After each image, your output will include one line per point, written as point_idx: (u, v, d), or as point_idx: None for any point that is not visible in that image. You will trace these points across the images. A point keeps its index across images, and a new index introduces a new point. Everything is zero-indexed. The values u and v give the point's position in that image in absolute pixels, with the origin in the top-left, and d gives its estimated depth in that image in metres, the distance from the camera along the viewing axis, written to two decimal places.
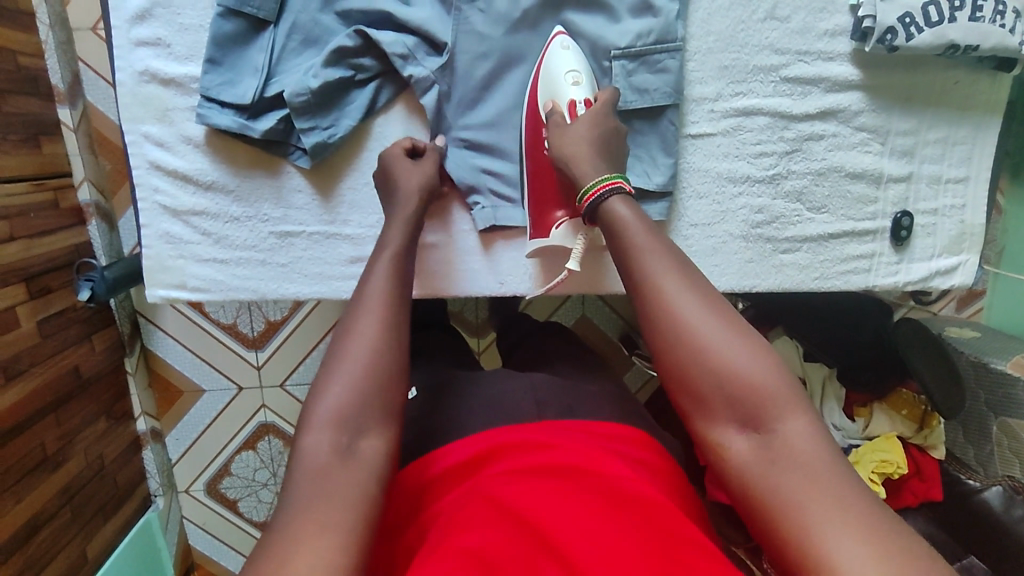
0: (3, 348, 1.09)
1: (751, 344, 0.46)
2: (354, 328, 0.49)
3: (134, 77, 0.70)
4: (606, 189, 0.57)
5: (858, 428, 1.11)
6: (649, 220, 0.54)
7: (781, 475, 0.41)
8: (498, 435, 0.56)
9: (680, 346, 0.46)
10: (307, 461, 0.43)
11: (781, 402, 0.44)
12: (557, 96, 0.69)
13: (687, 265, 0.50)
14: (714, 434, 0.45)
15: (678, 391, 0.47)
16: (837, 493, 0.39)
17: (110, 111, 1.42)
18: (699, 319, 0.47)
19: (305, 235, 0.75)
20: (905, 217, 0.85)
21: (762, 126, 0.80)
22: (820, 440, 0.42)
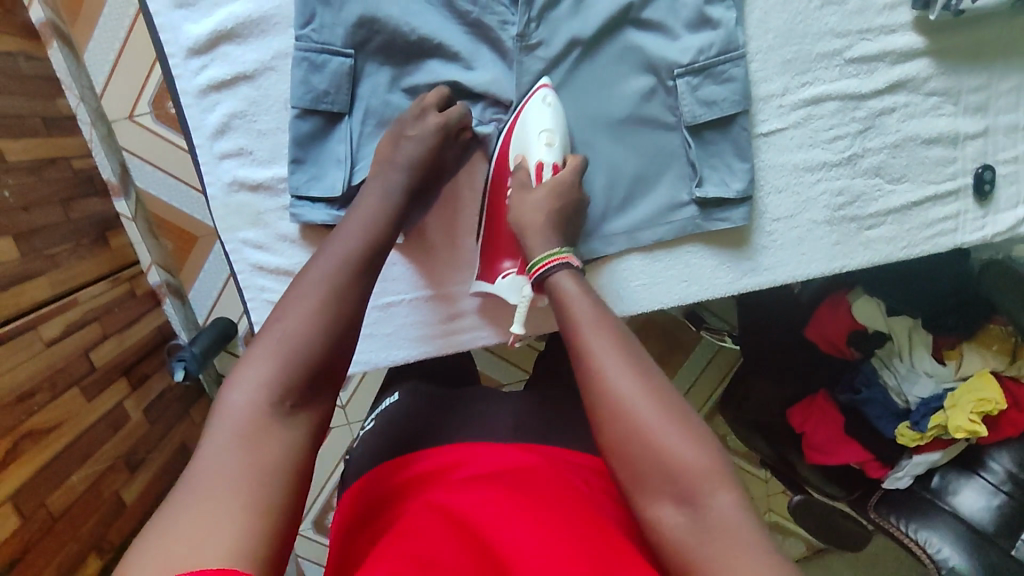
0: (122, 444, 1.14)
1: (683, 429, 0.50)
2: (305, 276, 0.56)
3: (224, 188, 0.77)
4: (554, 263, 0.65)
5: (950, 371, 0.98)
6: (590, 293, 0.61)
7: (711, 549, 0.45)
8: (457, 452, 0.61)
9: (617, 419, 0.51)
10: (231, 413, 0.47)
11: (709, 480, 0.48)
12: (526, 153, 0.75)
13: (627, 343, 0.56)
14: (648, 509, 0.49)
15: (616, 464, 0.51)
16: (745, 557, 0.44)
17: (196, 212, 1.34)
18: (637, 397, 0.52)
19: (405, 302, 0.83)
20: (987, 170, 0.82)
21: (832, 111, 0.80)
22: (743, 513, 0.47)
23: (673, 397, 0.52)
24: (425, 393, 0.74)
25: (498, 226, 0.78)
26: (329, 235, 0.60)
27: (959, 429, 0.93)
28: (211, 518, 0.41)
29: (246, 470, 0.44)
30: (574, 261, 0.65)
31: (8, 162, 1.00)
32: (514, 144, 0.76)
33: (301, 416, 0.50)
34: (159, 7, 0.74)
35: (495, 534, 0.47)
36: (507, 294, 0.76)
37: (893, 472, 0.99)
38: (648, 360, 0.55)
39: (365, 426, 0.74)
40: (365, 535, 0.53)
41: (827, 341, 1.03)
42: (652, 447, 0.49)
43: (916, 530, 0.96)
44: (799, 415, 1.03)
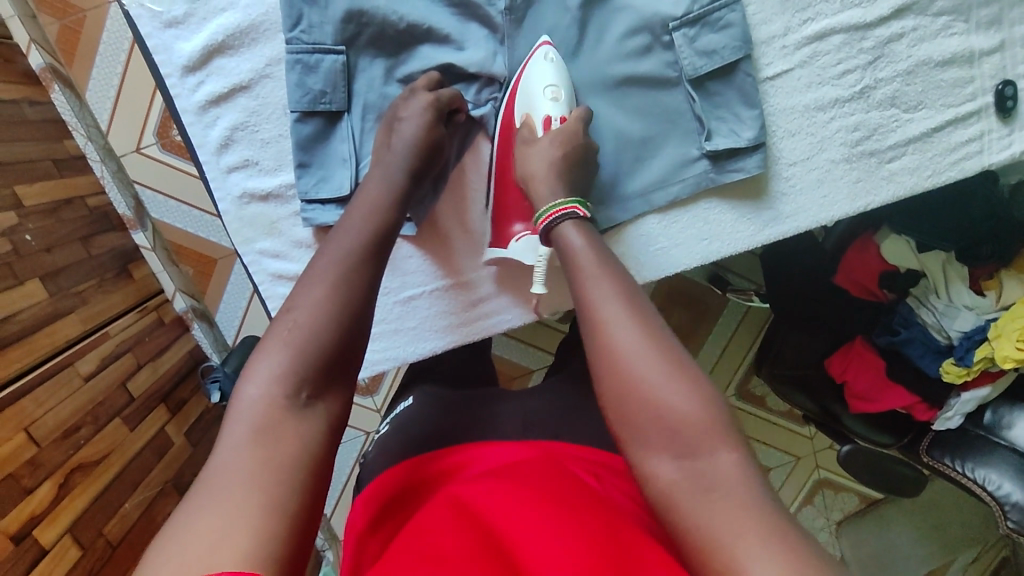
0: (168, 469, 1.16)
1: (688, 381, 0.49)
2: (315, 268, 0.55)
3: (235, 202, 0.78)
4: (561, 215, 0.65)
5: (991, 302, 0.93)
6: (597, 245, 0.60)
7: (710, 502, 0.44)
8: (471, 449, 0.61)
9: (613, 371, 0.51)
10: (248, 407, 0.48)
11: (712, 437, 0.47)
12: (531, 109, 0.74)
13: (635, 298, 0.55)
14: (644, 460, 0.48)
15: (617, 413, 0.50)
16: (748, 514, 0.42)
17: (214, 235, 1.36)
18: (638, 351, 0.51)
19: (426, 294, 0.82)
20: (1007, 86, 0.78)
21: (838, 45, 0.78)
22: (747, 473, 0.46)
23: (672, 346, 0.51)
24: (440, 398, 0.74)
25: (508, 192, 0.76)
26: (333, 226, 0.60)
27: (1007, 359, 0.86)
28: (222, 520, 0.41)
29: (263, 466, 0.45)
30: (584, 211, 0.65)
31: (25, 207, 1.02)
32: (518, 104, 0.75)
33: (319, 406, 0.50)
34: (149, 28, 0.74)
35: (516, 529, 0.47)
36: (523, 257, 0.76)
37: (941, 413, 0.96)
38: (658, 316, 0.54)
39: (380, 430, 0.75)
40: (379, 536, 0.53)
41: (860, 287, 0.99)
42: (651, 402, 0.49)
43: (973, 469, 0.93)
44: (838, 364, 1.00)
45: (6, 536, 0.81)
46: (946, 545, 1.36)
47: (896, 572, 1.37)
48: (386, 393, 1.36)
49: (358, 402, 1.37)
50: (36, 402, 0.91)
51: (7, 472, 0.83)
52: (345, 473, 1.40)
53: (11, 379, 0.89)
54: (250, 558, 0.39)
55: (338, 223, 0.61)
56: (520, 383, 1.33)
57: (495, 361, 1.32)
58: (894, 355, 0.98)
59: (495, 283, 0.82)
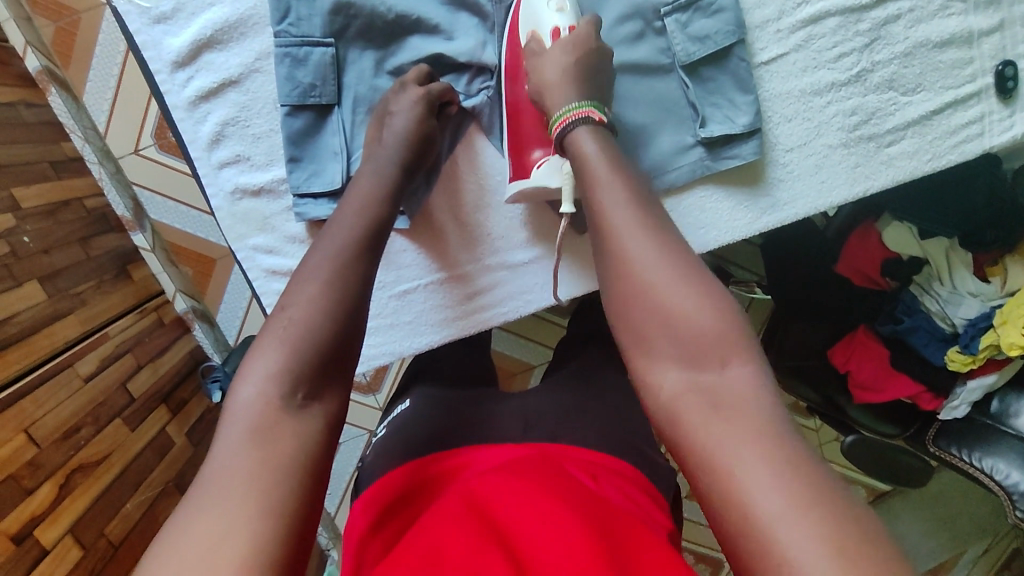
0: (169, 468, 1.16)
1: (699, 292, 0.48)
2: (309, 262, 0.55)
3: (228, 198, 0.78)
4: (577, 117, 0.63)
5: (996, 288, 0.91)
6: (612, 152, 0.59)
7: (713, 411, 0.43)
8: (472, 452, 0.60)
9: (624, 277, 0.51)
10: (245, 408, 0.47)
11: (722, 346, 0.46)
12: (538, 26, 0.72)
13: (650, 209, 0.54)
14: (650, 367, 0.48)
15: (623, 319, 0.50)
16: (751, 424, 0.42)
17: (212, 236, 1.35)
18: (647, 261, 0.50)
19: (421, 288, 0.82)
20: (1007, 67, 0.77)
21: (833, 28, 0.77)
22: (758, 382, 0.45)
23: (684, 254, 0.51)
24: (438, 398, 0.72)
25: (523, 118, 0.74)
26: (327, 221, 0.59)
27: (1013, 346, 0.86)
28: (219, 526, 0.40)
29: (260, 468, 0.44)
30: (600, 116, 0.63)
31: (23, 210, 1.02)
32: (521, 23, 0.73)
33: (315, 407, 0.49)
34: (138, 25, 0.74)
35: (515, 528, 0.46)
36: (548, 180, 0.70)
37: (948, 402, 0.95)
38: (674, 229, 0.53)
39: (378, 432, 0.74)
40: (381, 537, 0.52)
41: (862, 275, 0.98)
42: (658, 309, 0.48)
43: (980, 458, 0.92)
44: (840, 355, 1.00)
45: (7, 536, 0.81)
46: (956, 536, 1.35)
47: None
48: (387, 391, 1.36)
49: (360, 401, 1.37)
50: (35, 404, 0.91)
51: (8, 473, 0.83)
52: (349, 472, 1.40)
53: (10, 381, 0.89)
54: (248, 566, 0.38)
55: (334, 214, 0.60)
56: (520, 381, 1.33)
57: (496, 357, 1.32)
58: (899, 344, 0.96)
59: (504, 271, 0.82)
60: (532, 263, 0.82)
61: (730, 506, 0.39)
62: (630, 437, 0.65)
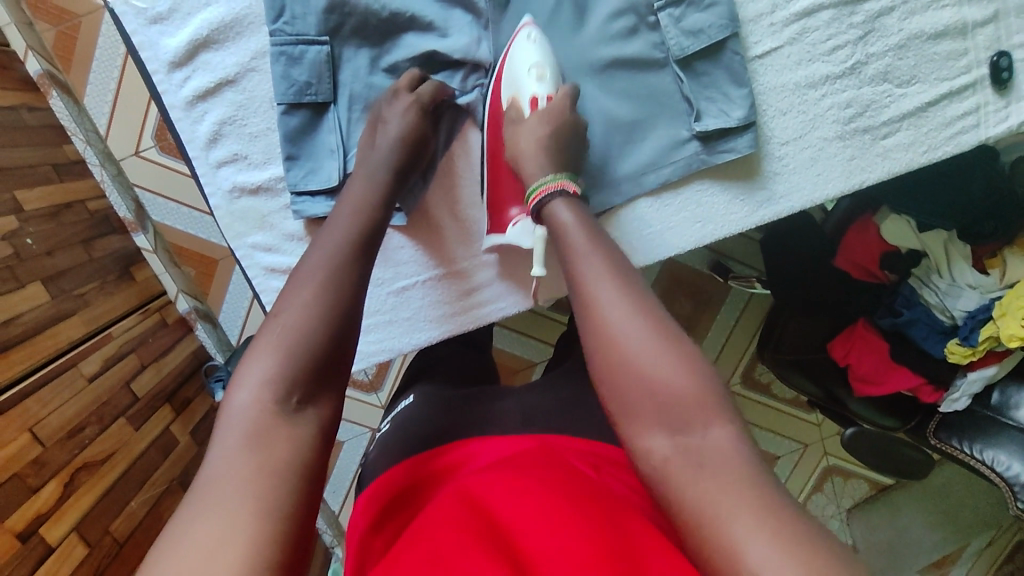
0: (173, 467, 1.17)
1: (680, 357, 0.49)
2: (306, 263, 0.56)
3: (226, 196, 0.79)
4: (552, 189, 0.64)
5: (995, 280, 0.91)
6: (588, 222, 0.60)
7: (702, 478, 0.43)
8: (469, 447, 0.60)
9: (606, 349, 0.50)
10: (241, 413, 0.47)
11: (705, 413, 0.47)
12: (518, 92, 0.73)
13: (627, 276, 0.54)
14: (638, 437, 0.47)
15: (609, 389, 0.50)
16: (741, 489, 0.42)
17: (213, 235, 1.36)
18: (628, 329, 0.50)
19: (419, 285, 0.83)
20: (1002, 57, 0.77)
21: (827, 21, 0.77)
22: (741, 447, 0.45)
23: (663, 321, 0.51)
24: (439, 395, 0.72)
25: (501, 176, 0.76)
26: (320, 227, 0.60)
27: (1012, 338, 0.86)
28: (217, 526, 0.40)
29: (256, 471, 0.44)
30: (574, 187, 0.64)
31: (26, 212, 1.03)
32: (504, 84, 0.75)
33: (310, 411, 0.49)
34: (134, 26, 0.75)
35: (517, 523, 0.46)
36: (521, 240, 0.75)
37: (948, 394, 0.95)
38: (650, 296, 0.54)
39: (381, 428, 0.74)
40: (382, 534, 0.52)
41: (860, 268, 0.99)
42: (642, 377, 0.48)
43: (981, 450, 0.93)
44: (840, 348, 0.98)
45: (13, 534, 0.82)
46: (959, 529, 1.35)
47: (908, 557, 1.36)
48: (390, 388, 1.36)
49: (362, 399, 1.37)
50: (40, 403, 0.92)
51: (12, 472, 0.84)
52: (352, 470, 1.41)
53: (14, 382, 0.90)
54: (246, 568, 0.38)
55: (326, 222, 0.60)
56: (522, 377, 1.33)
57: (497, 354, 1.32)
58: (898, 337, 0.96)
59: (489, 267, 0.82)
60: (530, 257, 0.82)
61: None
62: None
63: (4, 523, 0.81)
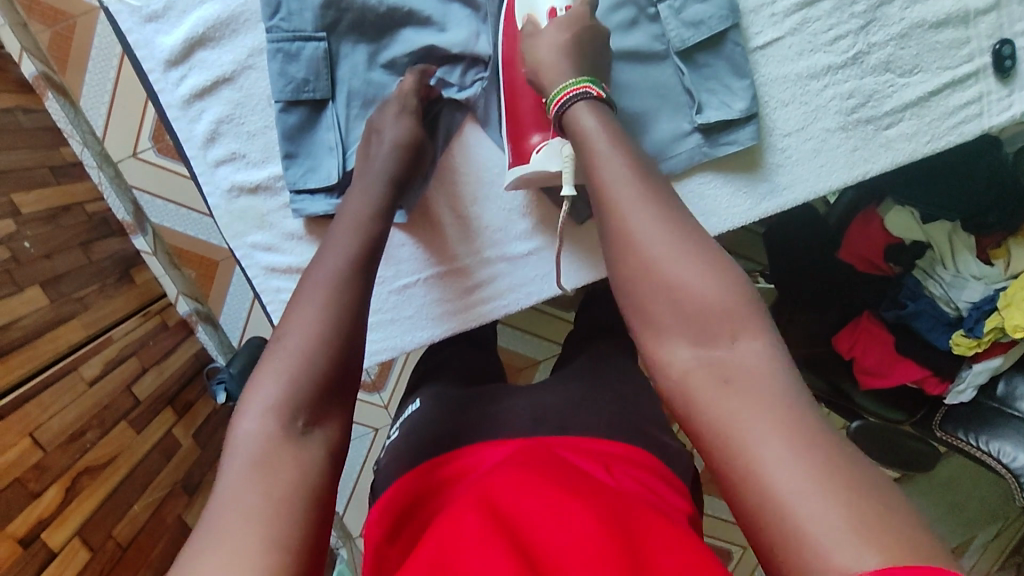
0: (177, 469, 1.16)
1: (706, 264, 0.48)
2: (312, 272, 0.55)
3: (224, 196, 0.79)
4: (574, 97, 0.62)
5: (1000, 271, 0.90)
6: (611, 127, 0.59)
7: (724, 389, 0.43)
8: (479, 450, 0.59)
9: (630, 255, 0.50)
10: (247, 442, 0.46)
11: (731, 318, 0.46)
12: (534, 8, 0.72)
13: (651, 182, 0.53)
14: (659, 344, 0.47)
15: (630, 295, 0.50)
16: (765, 400, 0.42)
17: (213, 236, 1.35)
18: (651, 235, 0.50)
19: (421, 283, 0.82)
20: (1005, 45, 0.76)
21: (828, 10, 0.77)
22: (768, 353, 0.44)
23: (690, 227, 0.50)
24: (445, 396, 0.72)
25: (520, 96, 0.73)
26: (321, 242, 0.59)
27: (1018, 328, 0.85)
28: (232, 554, 0.39)
29: (265, 500, 0.43)
30: (598, 91, 0.63)
31: (23, 215, 1.02)
32: (517, 5, 0.73)
33: (316, 434, 0.48)
34: (130, 24, 0.75)
35: (528, 523, 0.46)
36: (546, 165, 0.70)
37: (953, 386, 0.94)
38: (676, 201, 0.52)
39: (391, 434, 0.73)
40: (398, 545, 0.52)
41: (865, 261, 0.97)
42: (666, 284, 0.48)
43: (987, 441, 0.92)
44: (845, 340, 0.98)
45: (15, 539, 0.81)
46: (967, 522, 1.34)
47: None
48: (392, 388, 1.36)
49: (365, 399, 1.37)
50: (40, 408, 0.92)
51: (13, 477, 0.84)
52: (356, 471, 1.40)
53: (12, 387, 0.89)
54: None
55: (325, 237, 0.59)
56: (526, 375, 1.32)
57: (500, 352, 1.32)
58: (902, 329, 0.95)
59: (504, 264, 0.82)
60: (535, 252, 0.82)
61: (755, 496, 0.39)
62: (635, 421, 0.65)
63: (6, 528, 0.81)
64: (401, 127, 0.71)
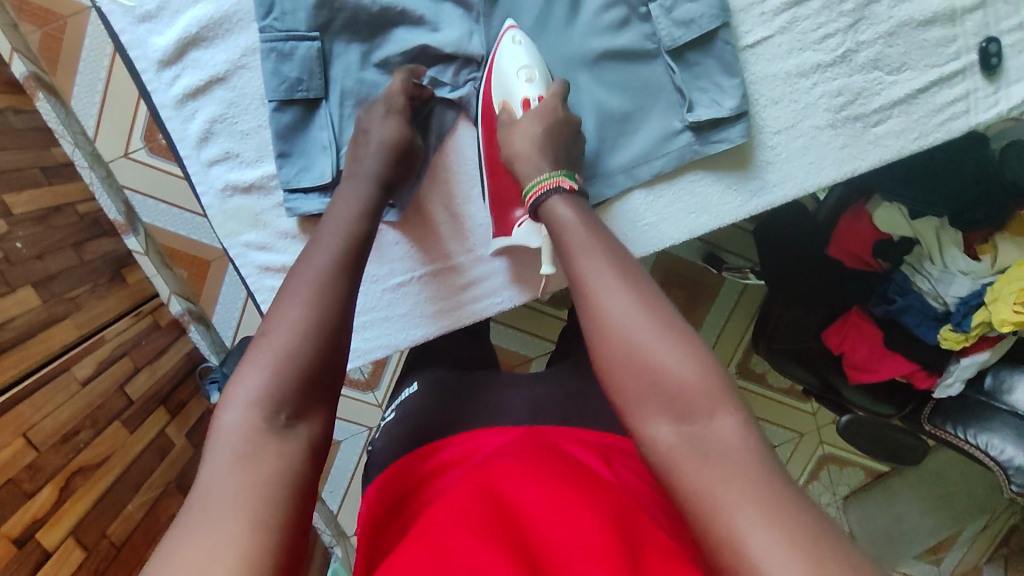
0: (170, 469, 1.16)
1: (684, 347, 0.48)
2: (298, 270, 0.56)
3: (218, 195, 0.79)
4: (548, 188, 0.64)
5: (986, 266, 0.91)
6: (588, 217, 0.60)
7: (711, 467, 0.42)
8: (477, 438, 0.59)
9: (607, 340, 0.50)
10: (230, 434, 0.46)
11: (708, 399, 0.46)
12: (509, 96, 0.74)
13: (625, 266, 0.54)
14: (642, 425, 0.47)
15: (612, 375, 0.49)
16: (751, 482, 0.41)
17: (205, 236, 1.35)
18: (631, 319, 0.50)
19: (414, 280, 0.82)
20: (991, 43, 0.77)
21: (817, 9, 0.78)
22: (745, 432, 0.45)
23: (663, 307, 0.51)
24: (441, 384, 0.72)
25: (498, 176, 0.75)
26: (308, 240, 0.59)
27: (1005, 322, 0.85)
28: (210, 544, 0.40)
29: (249, 490, 0.43)
30: (571, 183, 0.64)
31: (14, 216, 1.02)
32: (495, 88, 0.75)
33: (300, 427, 0.48)
34: (122, 24, 0.75)
35: (527, 514, 0.46)
36: (527, 241, 0.74)
37: (942, 380, 0.96)
38: (650, 285, 0.53)
39: (385, 419, 0.73)
40: (391, 527, 0.52)
41: (852, 256, 0.99)
42: (647, 367, 0.48)
43: (975, 434, 0.94)
44: (835, 336, 0.99)
45: (9, 539, 0.81)
46: (956, 515, 1.36)
47: (905, 543, 1.37)
48: (386, 387, 1.36)
49: (360, 398, 1.37)
50: (33, 408, 0.92)
51: (7, 478, 0.83)
52: (350, 469, 1.40)
53: (5, 387, 0.88)
54: None
55: (312, 236, 0.60)
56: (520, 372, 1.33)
57: (495, 350, 1.32)
58: (891, 324, 0.97)
59: (495, 263, 0.82)
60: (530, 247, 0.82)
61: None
62: None
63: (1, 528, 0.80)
64: (396, 125, 0.71)
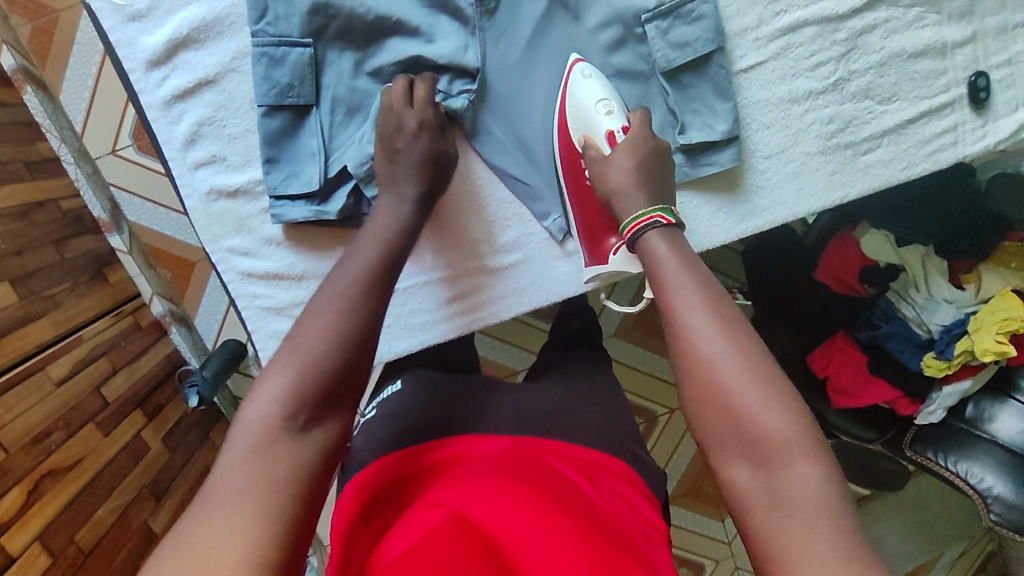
0: (143, 475, 1.13)
1: (774, 397, 0.46)
2: (335, 274, 0.55)
3: (202, 199, 0.78)
4: (645, 225, 0.59)
5: (969, 295, 0.92)
6: (683, 248, 0.56)
7: (783, 521, 0.42)
8: (465, 441, 0.58)
9: (692, 379, 0.48)
10: (250, 428, 0.45)
11: (791, 448, 0.44)
12: (590, 132, 0.73)
13: (718, 299, 0.51)
14: (722, 470, 0.46)
15: (697, 412, 0.48)
16: (819, 541, 0.40)
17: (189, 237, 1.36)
18: (720, 360, 0.48)
19: (400, 291, 0.81)
20: (980, 77, 0.79)
21: (811, 37, 0.78)
22: (826, 484, 0.43)
23: (757, 348, 0.48)
24: (428, 381, 0.71)
25: (587, 207, 0.75)
26: (345, 250, 0.58)
27: (987, 352, 0.87)
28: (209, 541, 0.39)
29: (260, 482, 0.42)
30: (669, 219, 0.59)
31: None
32: (573, 128, 0.75)
33: (316, 431, 0.47)
34: (111, 22, 0.74)
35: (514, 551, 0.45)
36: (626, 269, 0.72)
37: (924, 407, 0.96)
38: (744, 320, 0.50)
39: (365, 415, 0.72)
40: (369, 528, 0.50)
41: (838, 280, 0.98)
42: (731, 414, 0.46)
43: (956, 462, 0.93)
44: (820, 359, 0.99)
45: None
46: (935, 541, 1.36)
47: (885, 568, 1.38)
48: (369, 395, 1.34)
49: None
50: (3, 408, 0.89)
51: None
52: None
53: None
54: None
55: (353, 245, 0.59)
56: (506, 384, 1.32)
57: (481, 362, 1.31)
58: (875, 350, 0.96)
59: (485, 277, 0.82)
60: (522, 264, 0.82)
61: None
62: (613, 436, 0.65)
63: None
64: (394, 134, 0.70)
